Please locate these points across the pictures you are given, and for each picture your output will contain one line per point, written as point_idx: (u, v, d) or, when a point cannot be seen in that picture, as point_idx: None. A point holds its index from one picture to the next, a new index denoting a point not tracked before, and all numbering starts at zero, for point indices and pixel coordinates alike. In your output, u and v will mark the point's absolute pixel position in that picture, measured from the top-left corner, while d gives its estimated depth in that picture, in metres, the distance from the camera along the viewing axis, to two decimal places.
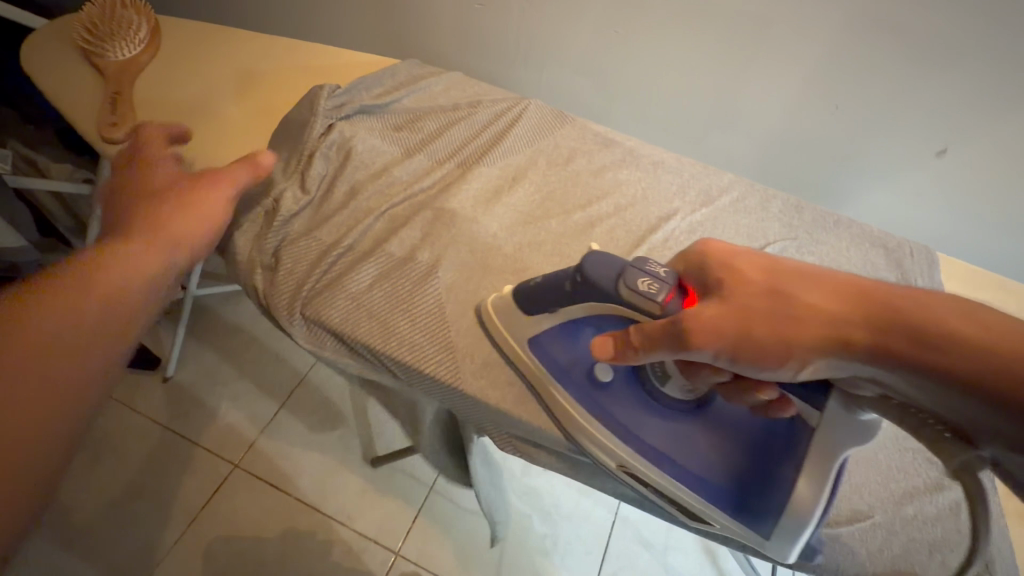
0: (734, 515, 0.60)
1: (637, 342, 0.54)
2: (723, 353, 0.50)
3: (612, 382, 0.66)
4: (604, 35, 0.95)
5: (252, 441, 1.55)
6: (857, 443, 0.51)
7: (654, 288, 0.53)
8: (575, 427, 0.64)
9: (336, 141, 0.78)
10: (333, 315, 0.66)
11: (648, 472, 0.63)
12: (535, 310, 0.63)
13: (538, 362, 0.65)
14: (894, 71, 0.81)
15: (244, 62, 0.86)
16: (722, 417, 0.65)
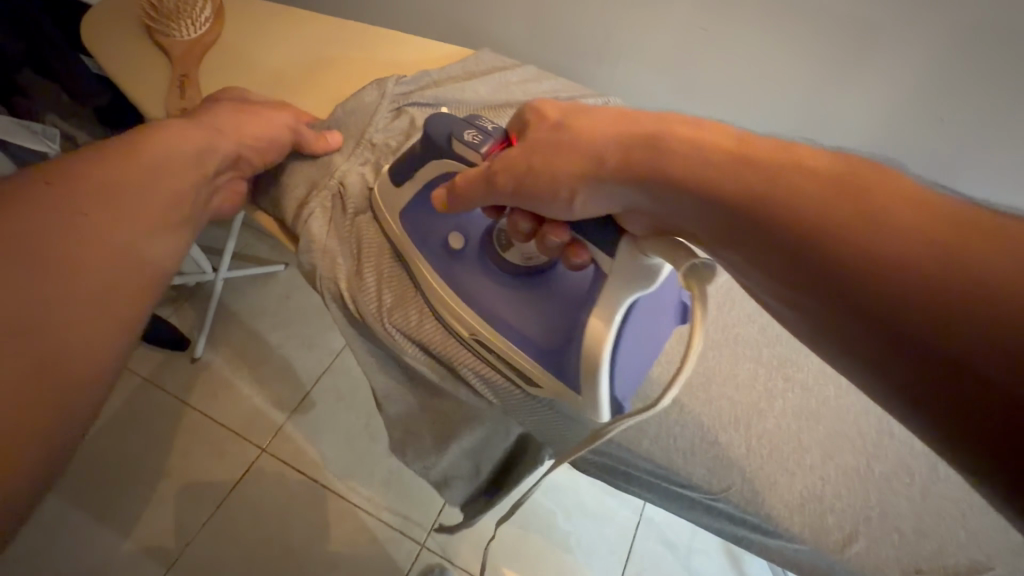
0: (554, 374, 0.54)
1: (455, 183, 0.53)
2: (515, 188, 0.49)
3: (465, 252, 0.60)
4: (685, 27, 0.89)
5: (279, 425, 1.52)
6: (642, 285, 0.46)
7: (478, 140, 0.53)
8: (434, 295, 0.60)
9: (403, 128, 0.71)
10: (425, 327, 0.61)
11: (482, 333, 0.57)
12: (401, 182, 0.60)
13: (404, 229, 0.61)
14: (1010, 79, 0.75)
15: (308, 41, 0.80)
16: (561, 289, 0.58)
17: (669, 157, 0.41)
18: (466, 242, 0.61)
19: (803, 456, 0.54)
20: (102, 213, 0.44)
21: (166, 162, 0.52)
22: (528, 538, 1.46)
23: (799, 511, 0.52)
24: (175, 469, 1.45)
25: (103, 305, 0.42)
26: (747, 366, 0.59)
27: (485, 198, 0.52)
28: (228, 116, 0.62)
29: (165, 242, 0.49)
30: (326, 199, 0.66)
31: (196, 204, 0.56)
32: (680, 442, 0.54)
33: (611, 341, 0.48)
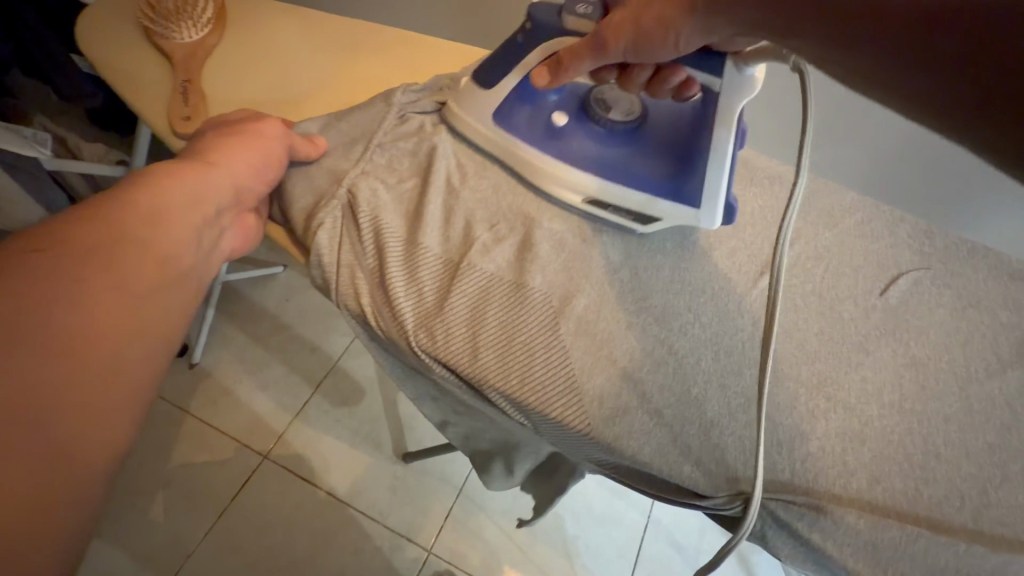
0: (677, 202, 0.62)
1: (563, 57, 0.57)
2: (625, 45, 0.52)
3: (567, 126, 0.66)
4: None
5: (280, 432, 1.49)
6: (749, 93, 0.55)
7: (591, 11, 0.57)
8: (544, 175, 0.64)
9: (415, 135, 0.66)
10: (449, 345, 0.54)
11: (597, 188, 0.63)
12: (488, 84, 0.64)
13: (508, 134, 0.65)
14: None
15: (317, 43, 0.76)
16: (659, 131, 0.67)
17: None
18: (568, 116, 0.67)
19: (849, 481, 0.52)
20: (105, 284, 0.40)
21: (166, 210, 0.47)
22: (536, 541, 1.43)
23: (849, 543, 0.50)
24: (174, 478, 1.41)
25: (102, 392, 0.38)
26: (789, 385, 0.56)
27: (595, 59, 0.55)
28: (221, 145, 0.57)
29: (168, 302, 0.45)
30: (336, 212, 0.59)
31: (204, 249, 0.50)
32: (725, 469, 0.52)
33: (729, 153, 0.59)
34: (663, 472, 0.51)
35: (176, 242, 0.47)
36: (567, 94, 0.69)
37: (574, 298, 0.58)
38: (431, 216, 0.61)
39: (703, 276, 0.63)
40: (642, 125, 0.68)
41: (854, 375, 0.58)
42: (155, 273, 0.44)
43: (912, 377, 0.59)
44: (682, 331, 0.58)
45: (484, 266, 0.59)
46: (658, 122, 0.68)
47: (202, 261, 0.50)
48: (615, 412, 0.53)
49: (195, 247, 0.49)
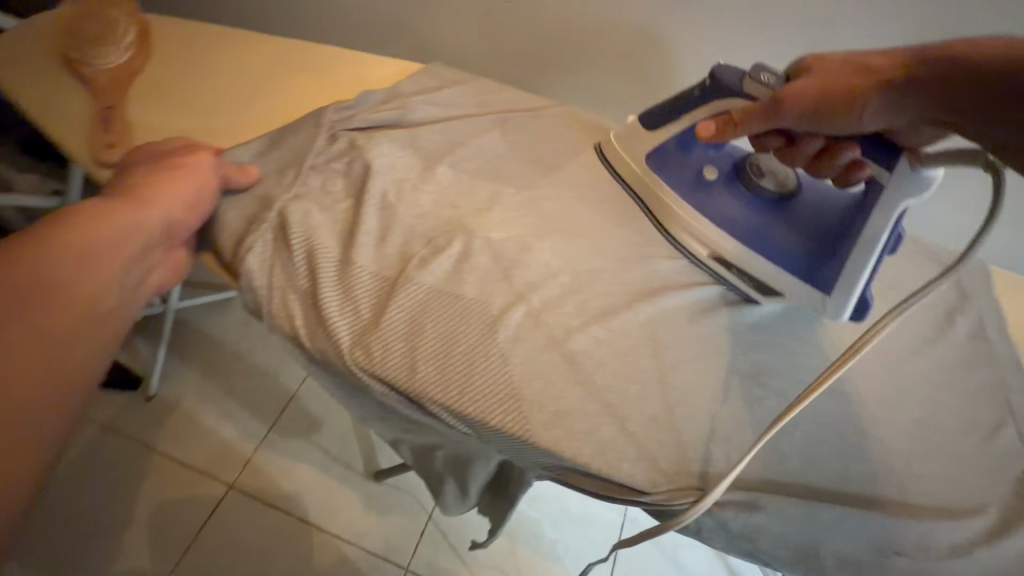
0: (803, 281, 0.63)
1: (735, 116, 0.60)
2: (800, 114, 0.55)
3: (714, 182, 0.70)
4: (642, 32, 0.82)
5: (248, 458, 1.43)
6: (918, 192, 0.55)
7: (773, 81, 0.59)
8: (677, 224, 0.68)
9: (347, 152, 0.66)
10: (386, 360, 0.54)
11: (728, 248, 0.65)
12: (652, 127, 0.71)
13: (657, 181, 0.70)
14: None
15: (247, 63, 0.76)
16: (808, 208, 0.68)
17: (957, 45, 0.46)
18: (718, 174, 0.71)
19: (782, 465, 0.54)
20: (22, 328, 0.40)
21: (97, 245, 0.46)
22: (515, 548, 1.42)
23: (785, 520, 0.51)
24: (130, 519, 1.32)
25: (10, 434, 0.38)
26: (724, 376, 0.58)
27: (764, 121, 0.58)
28: (158, 172, 0.56)
29: (92, 342, 0.44)
30: (267, 234, 0.59)
31: (134, 282, 0.50)
32: (663, 462, 0.53)
33: (877, 245, 0.58)
34: (602, 470, 0.52)
35: (100, 290, 0.46)
36: (724, 155, 0.72)
37: (514, 306, 0.59)
38: (367, 232, 0.61)
39: (642, 276, 0.65)
40: (794, 199, 0.69)
41: (785, 363, 0.61)
42: (82, 314, 0.43)
43: (841, 362, 0.62)
44: (623, 332, 0.59)
45: (421, 279, 0.59)
46: (812, 201, 0.68)
47: (131, 294, 0.50)
48: (554, 416, 0.53)
49: (125, 282, 0.48)
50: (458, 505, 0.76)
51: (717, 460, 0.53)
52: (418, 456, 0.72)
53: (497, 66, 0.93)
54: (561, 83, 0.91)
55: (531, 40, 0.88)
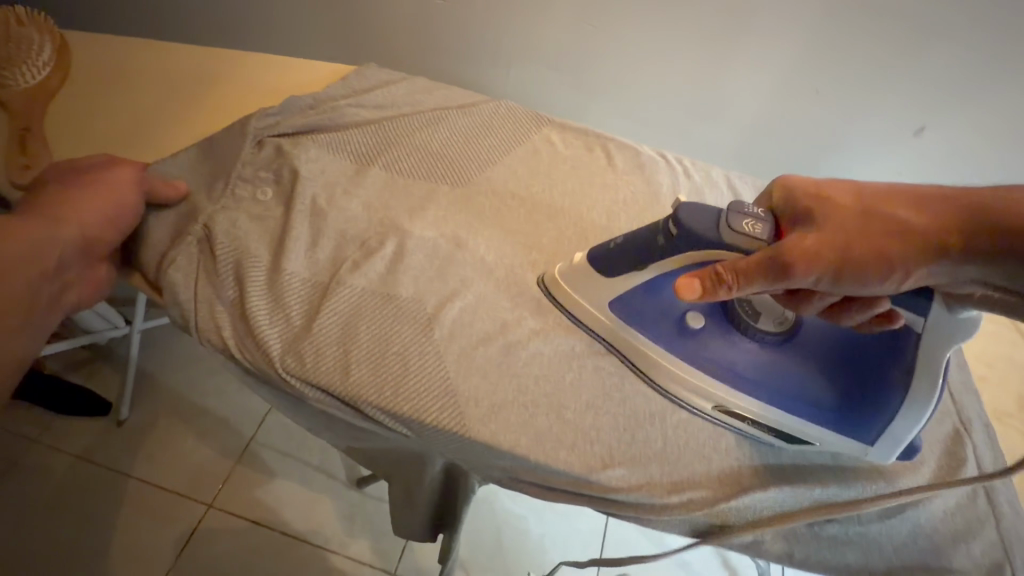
0: (835, 434, 0.53)
1: (728, 277, 0.46)
2: (822, 275, 0.44)
3: (701, 325, 0.56)
4: (571, 23, 0.82)
5: (226, 475, 1.22)
6: (964, 342, 0.46)
7: (762, 229, 0.46)
8: (667, 377, 0.56)
9: (274, 160, 0.65)
10: (319, 367, 0.54)
11: (740, 405, 0.54)
12: (608, 272, 0.55)
13: (633, 331, 0.56)
14: (872, 59, 0.76)
15: (171, 76, 0.74)
16: (822, 336, 0.55)
17: (985, 203, 0.42)
18: (705, 312, 0.56)
19: (718, 441, 0.55)
20: None
21: None
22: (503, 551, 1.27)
23: (722, 494, 0.52)
24: (96, 567, 1.10)
25: None
26: None
27: (771, 287, 0.45)
28: (73, 188, 0.55)
29: None
30: (192, 247, 0.58)
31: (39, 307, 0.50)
32: (601, 446, 0.53)
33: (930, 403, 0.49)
34: (542, 460, 0.52)
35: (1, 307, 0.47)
36: None
37: (449, 303, 0.59)
38: (297, 238, 0.60)
39: None
40: (798, 327, 0.56)
41: None
42: None
43: None
44: (558, 321, 0.60)
45: (354, 282, 0.58)
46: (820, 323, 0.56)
47: (34, 320, 0.50)
48: (490, 409, 0.53)
49: (25, 309, 0.48)
50: (414, 516, 0.76)
51: (655, 439, 0.54)
52: (374, 464, 0.73)
53: (434, 65, 0.93)
54: (499, 76, 0.91)
55: (464, 37, 0.88)
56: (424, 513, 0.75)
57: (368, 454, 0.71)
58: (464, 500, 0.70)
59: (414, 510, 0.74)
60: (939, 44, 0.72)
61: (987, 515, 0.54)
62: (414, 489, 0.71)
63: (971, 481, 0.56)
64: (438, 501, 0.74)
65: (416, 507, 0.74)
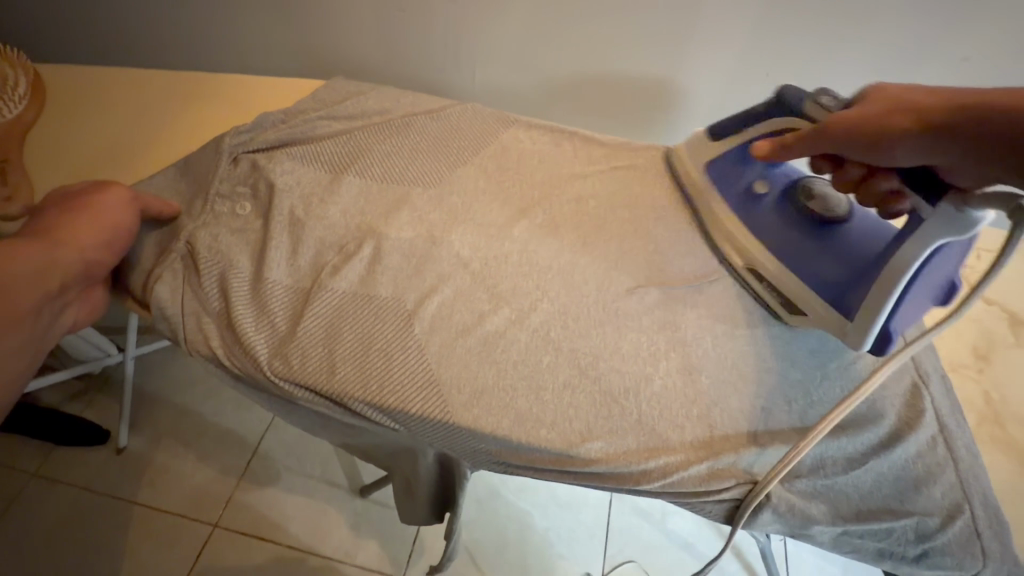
0: (827, 302, 0.60)
1: (783, 139, 0.59)
2: (843, 145, 0.54)
3: (765, 194, 0.67)
4: (530, 25, 0.85)
5: (229, 495, 1.23)
6: (953, 233, 0.49)
7: (834, 106, 0.57)
8: (722, 229, 0.69)
9: (251, 176, 0.68)
10: (306, 367, 0.56)
11: (758, 258, 0.65)
12: (719, 135, 0.70)
13: (711, 189, 0.70)
14: (817, 40, 0.79)
15: (147, 102, 0.77)
16: (858, 237, 0.62)
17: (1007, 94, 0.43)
18: (770, 188, 0.68)
19: (691, 410, 0.58)
20: None
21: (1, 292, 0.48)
22: (507, 547, 1.23)
23: (695, 459, 0.55)
24: None
25: None
26: (632, 336, 0.62)
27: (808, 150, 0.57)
28: (69, 213, 0.56)
29: None
30: (177, 262, 0.60)
31: (40, 328, 0.51)
32: (580, 423, 0.56)
33: (905, 281, 0.53)
34: (523, 440, 0.54)
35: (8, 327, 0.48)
36: (780, 174, 0.69)
37: (428, 299, 0.62)
38: (277, 248, 0.62)
39: (550, 254, 0.68)
40: (842, 225, 0.64)
41: (692, 315, 0.65)
42: None
43: (743, 307, 0.66)
44: (534, 309, 0.63)
45: (334, 285, 0.61)
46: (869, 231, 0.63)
47: (35, 340, 0.51)
48: (472, 396, 0.56)
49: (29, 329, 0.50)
50: (417, 506, 0.79)
51: (631, 412, 0.57)
52: (375, 458, 0.75)
53: (403, 73, 0.96)
54: (466, 79, 0.94)
55: (429, 44, 0.91)
56: (426, 504, 0.78)
57: (366, 450, 0.73)
58: (459, 489, 0.73)
59: (417, 501, 0.77)
60: (878, 21, 0.75)
61: (945, 457, 0.57)
62: (413, 481, 0.74)
63: (932, 431, 0.59)
64: (439, 493, 0.76)
65: (418, 498, 0.77)
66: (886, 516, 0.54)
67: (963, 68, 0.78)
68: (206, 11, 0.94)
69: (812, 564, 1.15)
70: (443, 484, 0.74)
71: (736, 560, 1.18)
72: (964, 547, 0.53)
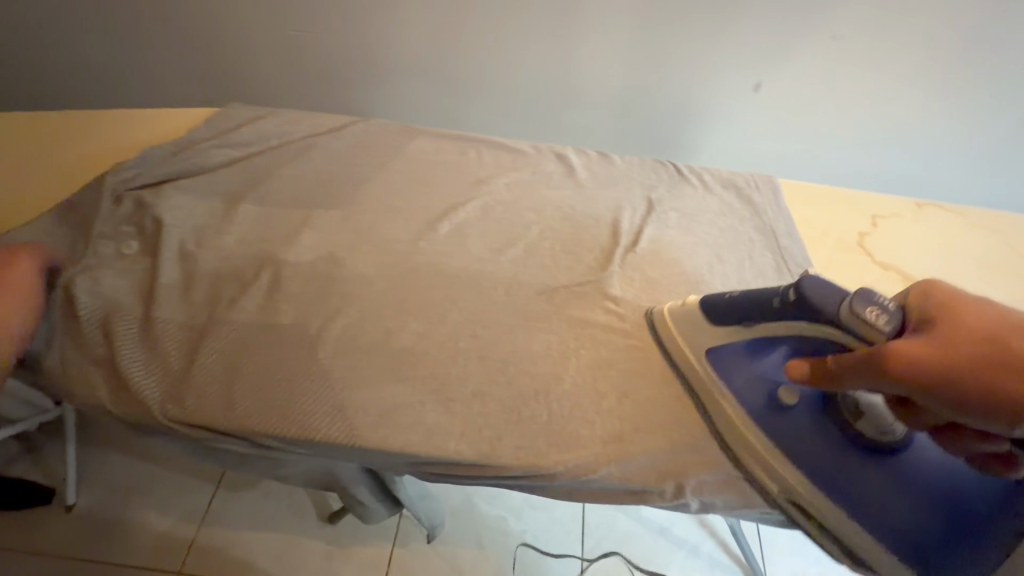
0: (904, 561, 0.51)
1: (834, 368, 0.46)
2: (918, 392, 0.40)
3: (796, 406, 0.55)
4: (427, 37, 0.86)
5: (191, 539, 1.05)
6: None
7: (883, 322, 0.45)
8: (747, 449, 0.56)
9: (139, 215, 0.66)
10: (203, 407, 0.54)
11: (807, 498, 0.54)
12: (719, 321, 0.55)
13: (725, 391, 0.56)
14: (701, 31, 0.81)
15: (24, 146, 0.73)
16: (919, 466, 0.53)
17: None
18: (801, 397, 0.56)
19: (602, 404, 0.58)
20: None
21: None
22: (480, 557, 1.08)
23: (606, 456, 0.55)
24: None
25: None
26: (542, 338, 0.62)
27: (868, 387, 0.44)
28: None
29: None
30: (56, 313, 0.57)
31: None
32: (491, 430, 0.56)
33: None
34: (432, 455, 0.54)
35: None
36: None
37: (330, 323, 0.60)
38: (167, 287, 0.60)
39: (457, 263, 0.68)
40: (894, 450, 0.54)
41: (600, 310, 0.65)
42: None
43: (649, 297, 0.67)
44: (441, 322, 0.62)
45: (231, 318, 0.59)
46: (927, 457, 0.54)
47: None
48: (379, 416, 0.55)
49: None
50: (367, 516, 0.77)
51: (542, 413, 0.57)
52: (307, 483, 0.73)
53: (308, 93, 0.94)
54: (373, 95, 0.94)
55: (330, 62, 0.90)
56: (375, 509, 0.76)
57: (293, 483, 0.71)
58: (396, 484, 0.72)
59: (363, 510, 0.75)
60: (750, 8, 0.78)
61: None
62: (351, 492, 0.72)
63: None
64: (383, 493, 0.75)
65: (364, 508, 0.75)
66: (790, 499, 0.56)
67: (836, 45, 0.81)
68: (93, 45, 0.91)
69: (785, 532, 1.15)
70: (382, 487, 0.74)
71: (712, 540, 1.13)
72: None
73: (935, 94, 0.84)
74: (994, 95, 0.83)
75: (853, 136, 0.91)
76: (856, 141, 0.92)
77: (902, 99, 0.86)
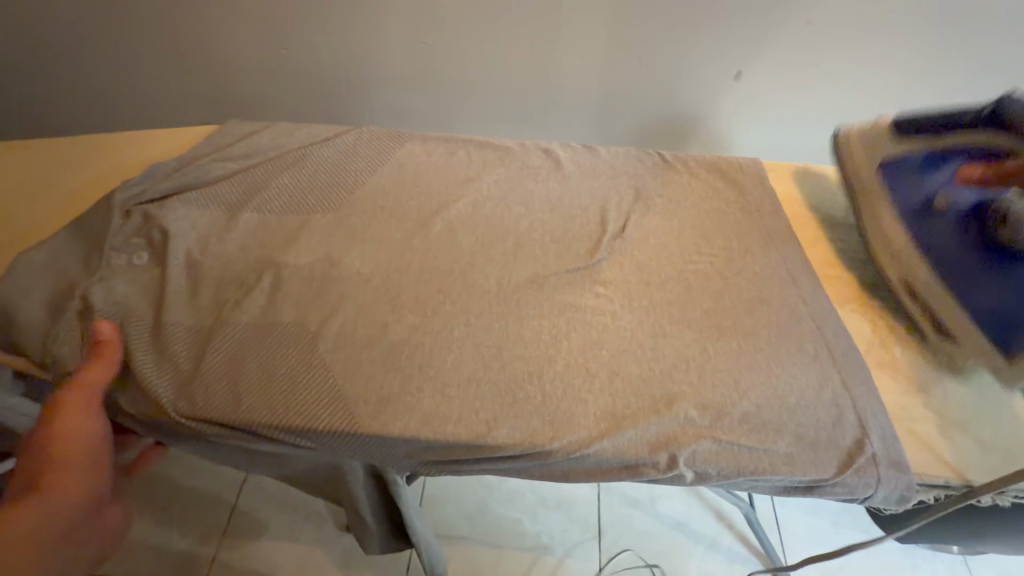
0: (987, 333, 0.59)
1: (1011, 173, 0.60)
2: None
3: (947, 209, 0.65)
4: (413, 48, 0.89)
5: (212, 555, 1.04)
6: None
7: None
8: (880, 237, 0.69)
9: (147, 229, 0.70)
10: (211, 402, 0.57)
11: (913, 273, 0.65)
12: (901, 134, 0.68)
13: (884, 194, 0.69)
14: (675, 25, 0.84)
15: (39, 171, 0.78)
16: None
17: None
18: (954, 203, 0.65)
19: (593, 384, 0.60)
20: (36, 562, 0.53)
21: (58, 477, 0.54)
22: (498, 559, 1.08)
23: (598, 433, 0.57)
24: None
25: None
26: (533, 323, 0.64)
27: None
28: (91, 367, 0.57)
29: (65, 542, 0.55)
30: (70, 323, 0.60)
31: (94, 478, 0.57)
32: (487, 412, 0.58)
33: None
34: (430, 438, 0.56)
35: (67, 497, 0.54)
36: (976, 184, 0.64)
37: (328, 319, 0.63)
38: (174, 293, 0.64)
39: (450, 257, 0.70)
40: None
41: (589, 294, 0.67)
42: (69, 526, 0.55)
43: (637, 281, 0.69)
44: (435, 313, 0.65)
45: (235, 319, 0.62)
46: None
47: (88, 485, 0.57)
48: (378, 404, 0.57)
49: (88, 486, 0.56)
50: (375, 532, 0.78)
51: (535, 395, 0.59)
52: (312, 490, 0.74)
53: (303, 106, 0.98)
54: (365, 106, 0.97)
55: (323, 77, 0.94)
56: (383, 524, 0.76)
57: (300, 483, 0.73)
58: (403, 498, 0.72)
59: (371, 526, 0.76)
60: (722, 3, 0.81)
61: (845, 401, 0.60)
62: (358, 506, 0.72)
63: (825, 369, 0.62)
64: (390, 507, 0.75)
65: (371, 523, 0.75)
66: (783, 468, 0.56)
67: (809, 30, 0.83)
68: (98, 73, 0.96)
69: (803, 522, 1.14)
70: (388, 502, 0.75)
71: (730, 532, 1.13)
72: (859, 478, 0.55)
73: (915, 69, 0.85)
74: (971, 65, 0.84)
75: (835, 114, 0.93)
76: (839, 119, 0.93)
77: (881, 77, 0.87)
